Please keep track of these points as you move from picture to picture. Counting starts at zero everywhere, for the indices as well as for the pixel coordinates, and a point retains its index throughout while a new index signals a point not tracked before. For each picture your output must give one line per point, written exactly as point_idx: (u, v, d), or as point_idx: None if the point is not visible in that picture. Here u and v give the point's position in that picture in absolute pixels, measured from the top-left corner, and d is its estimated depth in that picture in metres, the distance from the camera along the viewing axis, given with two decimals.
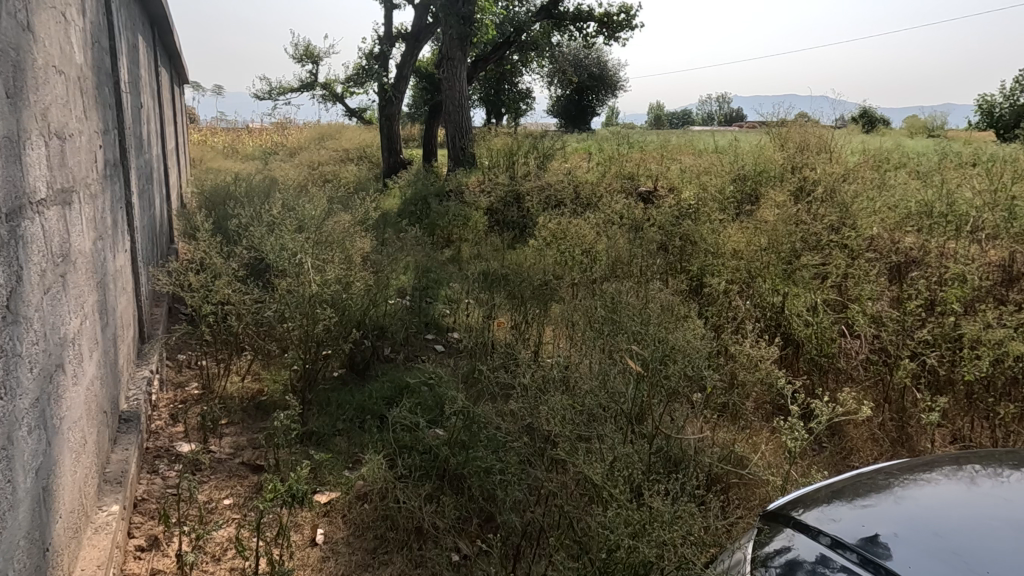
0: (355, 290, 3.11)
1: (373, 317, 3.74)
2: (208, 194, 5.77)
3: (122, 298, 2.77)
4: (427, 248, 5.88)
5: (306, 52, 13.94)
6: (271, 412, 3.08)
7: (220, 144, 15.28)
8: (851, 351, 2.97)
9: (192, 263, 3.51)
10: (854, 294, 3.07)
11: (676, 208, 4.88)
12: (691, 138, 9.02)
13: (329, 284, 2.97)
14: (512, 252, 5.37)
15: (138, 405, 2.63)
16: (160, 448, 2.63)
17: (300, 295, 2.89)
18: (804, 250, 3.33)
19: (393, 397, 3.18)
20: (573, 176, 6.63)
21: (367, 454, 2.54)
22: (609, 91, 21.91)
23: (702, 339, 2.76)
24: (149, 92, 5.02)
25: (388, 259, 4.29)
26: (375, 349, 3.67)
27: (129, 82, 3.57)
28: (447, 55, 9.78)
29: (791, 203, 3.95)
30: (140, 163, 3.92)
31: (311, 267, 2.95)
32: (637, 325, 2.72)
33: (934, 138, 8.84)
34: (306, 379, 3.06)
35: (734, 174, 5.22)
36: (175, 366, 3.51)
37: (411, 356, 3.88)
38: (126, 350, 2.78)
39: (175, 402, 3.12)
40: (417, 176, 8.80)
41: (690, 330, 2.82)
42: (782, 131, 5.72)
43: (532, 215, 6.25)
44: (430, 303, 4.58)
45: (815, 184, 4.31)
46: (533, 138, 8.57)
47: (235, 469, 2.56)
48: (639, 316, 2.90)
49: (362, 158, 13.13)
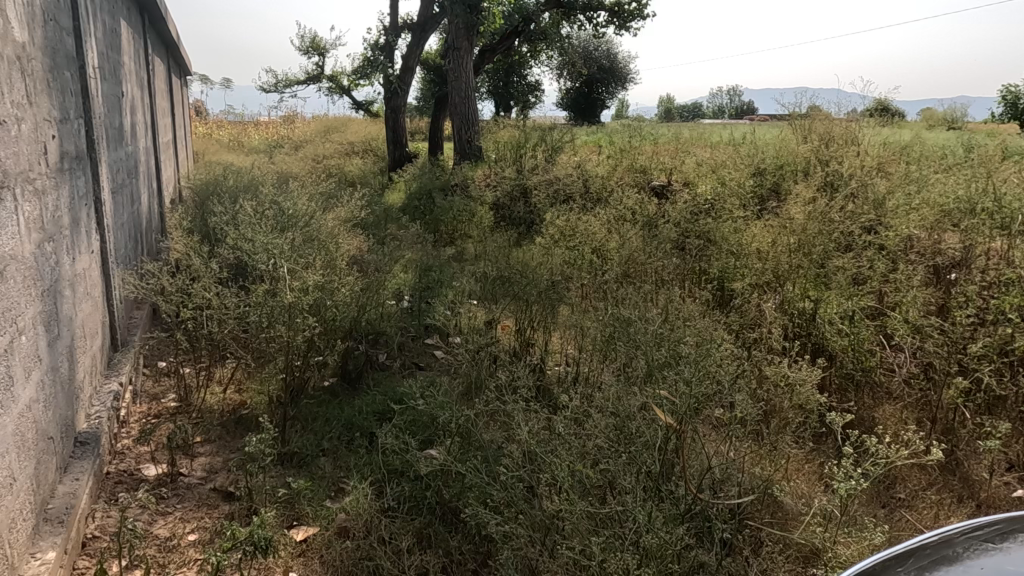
0: (342, 296, 2.85)
1: (367, 322, 3.48)
2: (201, 188, 5.53)
3: (85, 305, 2.52)
4: (430, 246, 5.63)
5: (313, 44, 13.70)
6: (252, 428, 2.83)
7: (224, 136, 15.08)
8: (893, 366, 2.67)
9: (171, 264, 3.25)
10: (895, 302, 2.76)
11: (692, 204, 4.60)
12: (704, 130, 8.70)
13: (311, 288, 2.71)
14: (519, 250, 5.10)
15: (99, 424, 2.37)
16: (124, 472, 2.38)
17: (277, 301, 2.63)
18: (837, 251, 3.03)
19: (385, 411, 2.91)
20: (583, 170, 6.35)
21: (351, 483, 2.27)
22: (618, 83, 21.51)
23: (727, 354, 2.47)
24: (136, 81, 4.77)
25: (386, 258, 4.03)
26: (369, 356, 3.41)
27: (103, 67, 3.29)
28: (450, 44, 9.48)
29: (818, 200, 3.66)
30: (119, 156, 3.66)
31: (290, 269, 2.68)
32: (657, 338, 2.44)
33: (957, 130, 8.49)
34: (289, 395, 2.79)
35: (753, 168, 4.92)
36: (153, 375, 3.26)
37: (408, 363, 3.63)
38: (89, 362, 2.52)
39: (148, 417, 2.87)
40: (422, 170, 8.54)
41: (715, 344, 2.53)
42: (804, 123, 5.42)
43: (539, 211, 5.98)
44: (430, 305, 4.32)
45: (844, 178, 4.01)
46: (542, 131, 8.29)
47: (205, 496, 2.30)
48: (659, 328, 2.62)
49: (368, 151, 12.90)
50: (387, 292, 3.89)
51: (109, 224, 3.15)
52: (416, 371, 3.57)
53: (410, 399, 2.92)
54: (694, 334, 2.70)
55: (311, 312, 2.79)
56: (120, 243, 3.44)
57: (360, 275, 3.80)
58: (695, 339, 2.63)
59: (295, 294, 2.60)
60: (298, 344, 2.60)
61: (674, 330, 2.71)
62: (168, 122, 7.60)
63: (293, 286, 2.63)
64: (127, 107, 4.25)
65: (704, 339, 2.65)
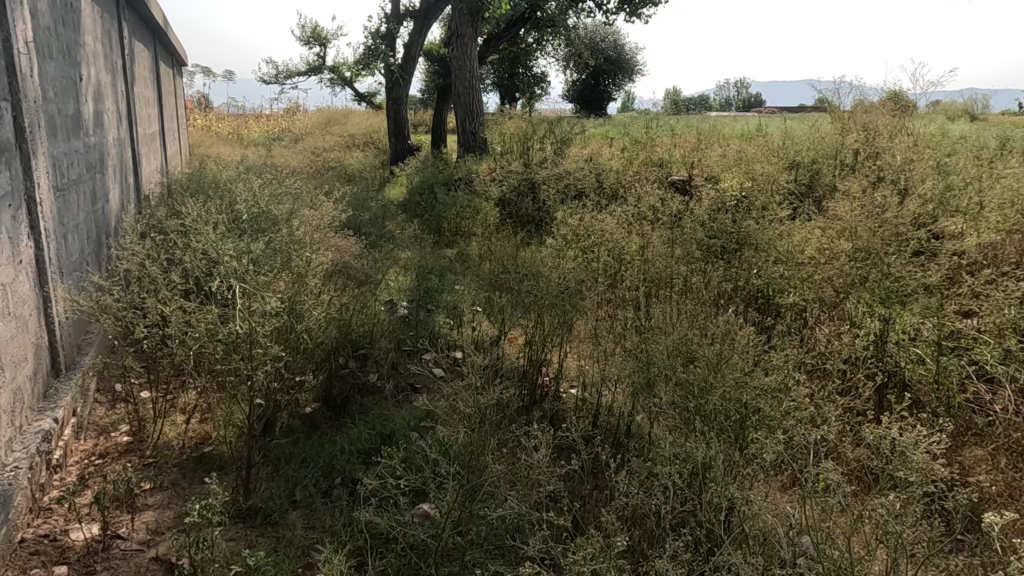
0: (317, 316, 2.41)
1: (355, 341, 3.05)
2: (183, 184, 5.09)
3: (6, 328, 2.08)
4: (431, 246, 5.18)
5: (314, 33, 13.22)
6: (215, 471, 2.40)
7: (222, 129, 14.62)
8: (987, 402, 2.20)
9: (127, 275, 2.81)
10: (984, 324, 2.29)
11: (718, 202, 4.15)
12: (721, 121, 8.20)
13: (275, 307, 2.26)
14: (527, 251, 4.67)
15: (16, 478, 1.94)
16: (44, 538, 1.94)
17: (232, 325, 2.18)
18: (908, 261, 2.57)
19: (371, 451, 2.48)
20: (595, 163, 5.88)
21: (322, 557, 1.83)
22: (627, 75, 20.89)
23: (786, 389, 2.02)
24: (105, 66, 4.31)
25: (378, 263, 3.60)
26: (357, 378, 2.98)
27: (46, 43, 2.82)
28: (455, 32, 8.99)
29: (870, 199, 3.20)
30: (73, 149, 3.21)
31: (249, 286, 2.23)
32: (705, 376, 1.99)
33: (986, 119, 7.97)
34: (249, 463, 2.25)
35: (786, 161, 4.44)
36: (107, 401, 2.82)
37: (403, 384, 3.20)
38: (10, 398, 2.08)
39: (91, 457, 2.43)
40: (424, 163, 8.10)
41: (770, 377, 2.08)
42: (840, 111, 4.92)
43: (549, 208, 5.54)
44: (429, 314, 3.89)
45: (896, 174, 3.53)
46: (550, 122, 7.83)
47: (144, 569, 1.87)
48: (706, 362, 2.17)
49: (369, 144, 12.45)
50: (379, 303, 3.46)
51: (54, 228, 2.70)
52: (411, 395, 3.13)
53: (402, 436, 2.50)
54: (739, 362, 2.26)
55: (278, 336, 2.34)
56: (71, 247, 3.00)
57: (349, 283, 3.35)
58: (745, 370, 2.18)
59: (254, 317, 2.15)
60: (259, 378, 2.14)
61: (718, 356, 2.26)
62: (155, 112, 7.14)
63: (251, 308, 2.18)
64: (91, 93, 3.80)
65: (755, 369, 2.20)
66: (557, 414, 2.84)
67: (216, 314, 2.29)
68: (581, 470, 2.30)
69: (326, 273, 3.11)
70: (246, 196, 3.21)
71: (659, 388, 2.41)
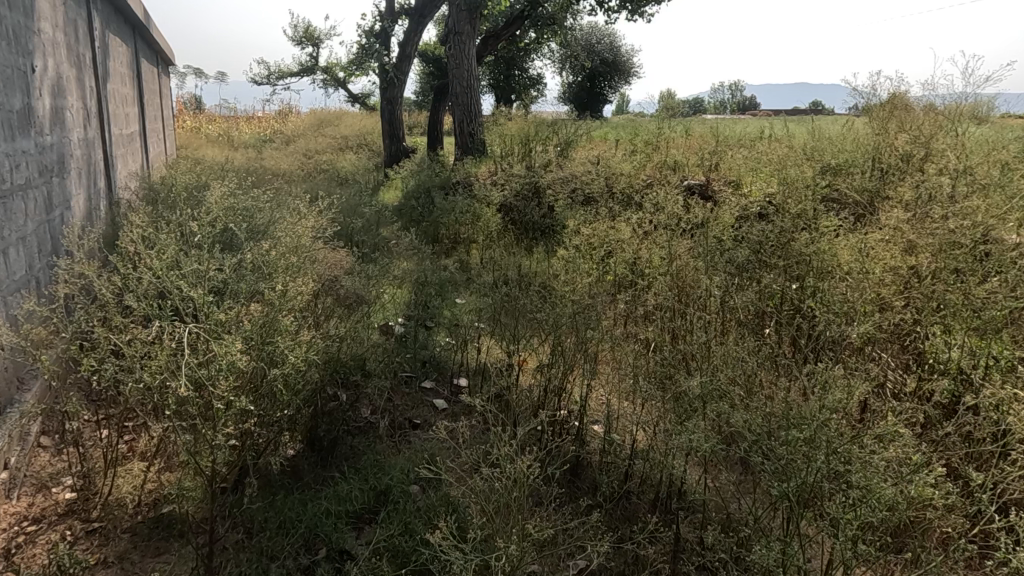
0: (294, 357, 2.01)
1: (343, 376, 2.65)
2: (158, 189, 4.66)
3: None
4: (429, 256, 4.79)
5: (307, 33, 12.79)
6: (173, 539, 2.00)
7: (211, 130, 14.17)
8: None
9: (74, 299, 2.40)
10: None
11: (745, 209, 3.77)
12: (731, 122, 7.82)
13: (241, 349, 1.86)
14: (534, 262, 4.28)
15: None
16: None
17: (187, 370, 1.78)
18: (1003, 287, 2.17)
19: (362, 513, 2.09)
20: (604, 166, 5.49)
21: None
22: (625, 78, 20.53)
23: (891, 448, 1.64)
24: (66, 57, 3.88)
25: (369, 281, 3.20)
26: (346, 418, 2.59)
27: None
28: (454, 29, 8.56)
29: (930, 210, 2.83)
30: (19, 149, 2.78)
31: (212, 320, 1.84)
32: (801, 456, 1.60)
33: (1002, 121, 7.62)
34: (214, 539, 1.86)
35: (821, 165, 4.06)
36: (51, 447, 2.40)
37: (399, 421, 2.81)
38: None
39: (23, 522, 2.01)
40: (421, 166, 7.70)
41: (872, 434, 1.68)
42: (871, 110, 4.54)
43: (555, 215, 5.16)
44: (428, 335, 3.49)
45: (951, 178, 3.15)
46: (552, 124, 7.46)
47: None
48: (791, 426, 1.77)
49: (363, 146, 12.05)
50: (371, 326, 3.06)
51: None
52: (409, 433, 2.74)
53: (399, 498, 2.11)
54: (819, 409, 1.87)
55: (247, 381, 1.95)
56: (14, 265, 2.58)
57: (337, 304, 2.96)
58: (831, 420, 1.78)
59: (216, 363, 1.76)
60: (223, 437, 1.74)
61: (794, 404, 1.87)
62: (134, 112, 6.71)
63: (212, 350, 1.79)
64: (49, 87, 3.39)
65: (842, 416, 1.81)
66: (579, 459, 2.46)
67: (169, 351, 1.88)
68: (622, 549, 1.92)
69: (313, 294, 2.72)
70: (220, 204, 2.81)
71: (712, 436, 2.03)
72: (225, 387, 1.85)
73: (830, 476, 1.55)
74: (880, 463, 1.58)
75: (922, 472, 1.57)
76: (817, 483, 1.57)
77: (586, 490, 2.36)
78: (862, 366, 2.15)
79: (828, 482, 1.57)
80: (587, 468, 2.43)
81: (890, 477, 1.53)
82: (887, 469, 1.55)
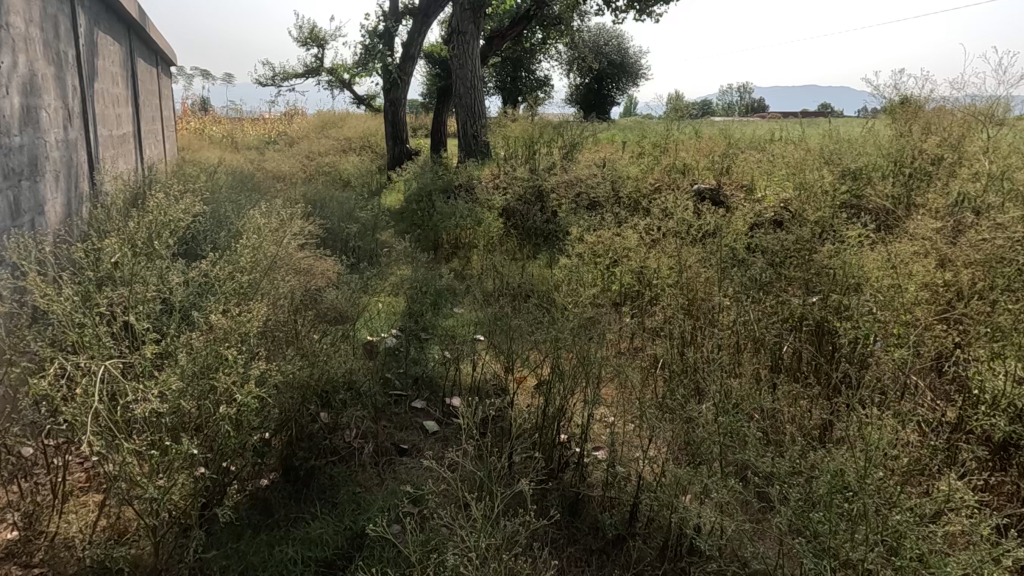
0: (255, 389, 1.79)
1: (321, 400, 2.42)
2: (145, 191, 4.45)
3: None
4: (426, 263, 4.57)
5: (311, 34, 12.61)
6: None
7: (214, 131, 14.01)
8: None
9: (25, 316, 2.18)
10: None
11: (758, 216, 3.53)
12: (742, 125, 7.56)
13: (189, 384, 1.63)
14: (535, 272, 4.05)
15: None
16: None
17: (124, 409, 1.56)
18: None
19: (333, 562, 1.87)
20: (611, 169, 5.26)
21: None
22: (632, 80, 20.26)
23: (947, 516, 1.42)
24: (43, 53, 3.67)
25: (356, 293, 2.98)
26: (324, 446, 2.37)
27: None
28: (457, 29, 8.35)
29: (965, 220, 2.58)
30: None
31: (152, 349, 1.59)
32: (846, 529, 1.38)
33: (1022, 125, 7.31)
34: None
35: (840, 169, 3.81)
36: None
37: (383, 447, 2.59)
38: None
39: None
40: (422, 168, 7.49)
41: (926, 499, 1.45)
42: (892, 112, 4.28)
43: (558, 221, 4.93)
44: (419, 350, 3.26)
45: (984, 186, 2.90)
46: (558, 125, 7.24)
47: None
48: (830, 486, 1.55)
49: (366, 148, 11.85)
50: (356, 342, 2.83)
51: None
52: (394, 461, 2.51)
53: (376, 545, 1.89)
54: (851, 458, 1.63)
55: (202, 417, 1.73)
56: None
57: (319, 319, 2.73)
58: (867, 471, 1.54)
59: (157, 400, 1.53)
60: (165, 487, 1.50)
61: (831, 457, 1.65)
62: (127, 112, 6.51)
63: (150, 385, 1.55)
64: (19, 86, 3.18)
65: (880, 466, 1.57)
66: (579, 495, 2.23)
67: (109, 382, 1.65)
68: None
69: (291, 308, 2.48)
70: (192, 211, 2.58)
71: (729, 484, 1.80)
72: (171, 427, 1.63)
73: (881, 558, 1.32)
74: (937, 537, 1.35)
75: (988, 551, 1.35)
76: (855, 557, 1.35)
77: (586, 531, 2.13)
78: (904, 405, 1.92)
79: (877, 562, 1.34)
80: (588, 505, 2.20)
81: (954, 562, 1.31)
82: (949, 551, 1.33)
